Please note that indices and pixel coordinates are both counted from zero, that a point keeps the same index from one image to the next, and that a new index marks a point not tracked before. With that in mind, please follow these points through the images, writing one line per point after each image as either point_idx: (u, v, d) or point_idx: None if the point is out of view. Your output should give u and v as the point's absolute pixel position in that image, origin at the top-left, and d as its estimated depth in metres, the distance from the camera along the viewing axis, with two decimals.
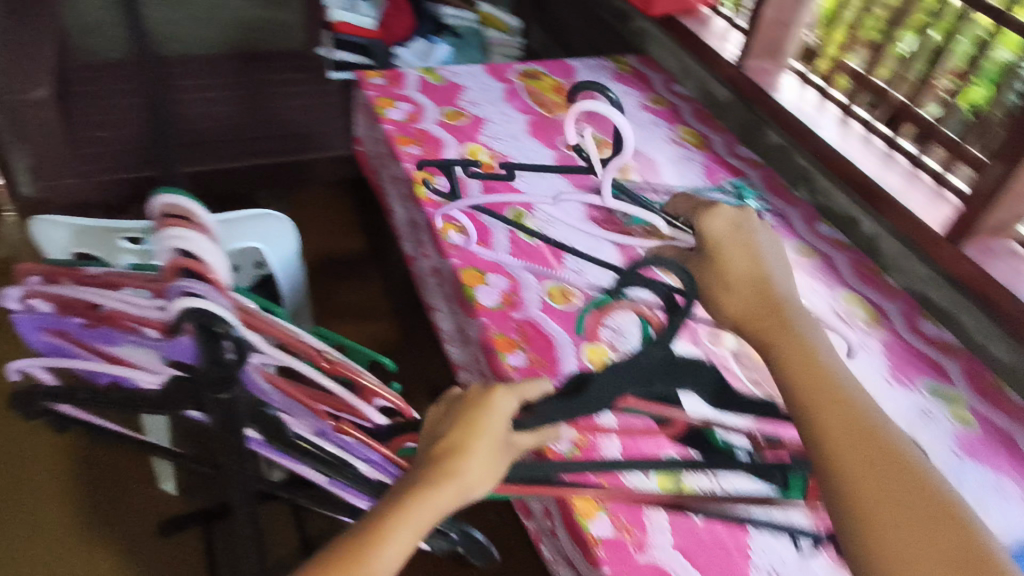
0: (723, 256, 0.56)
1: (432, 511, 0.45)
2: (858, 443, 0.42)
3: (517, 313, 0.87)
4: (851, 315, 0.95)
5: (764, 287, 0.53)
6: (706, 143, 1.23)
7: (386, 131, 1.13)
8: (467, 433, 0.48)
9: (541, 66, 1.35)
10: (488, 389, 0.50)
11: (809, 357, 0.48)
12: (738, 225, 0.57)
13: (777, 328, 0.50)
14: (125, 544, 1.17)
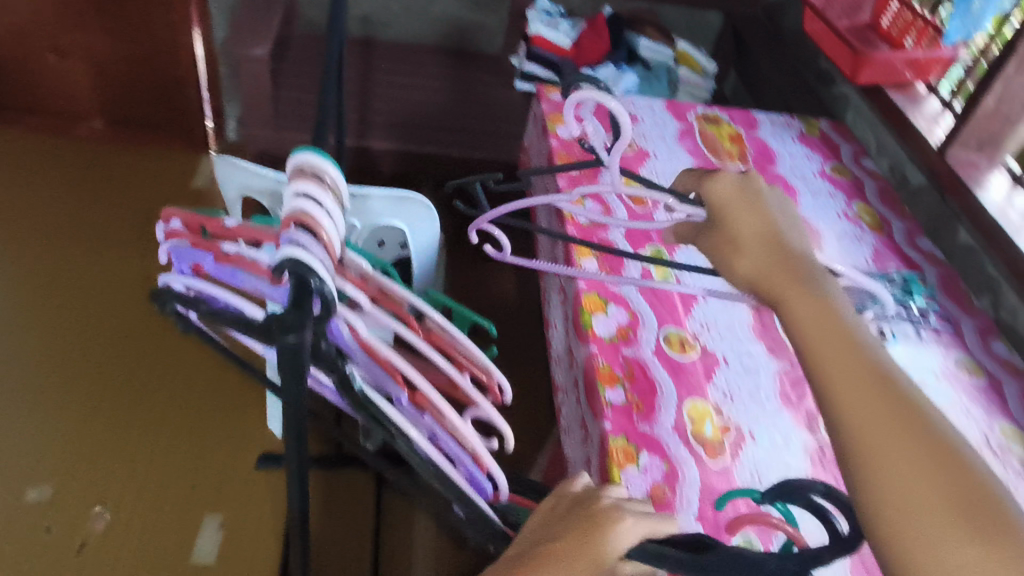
0: (729, 215, 0.64)
1: None
2: (882, 416, 0.46)
3: (629, 350, 0.85)
4: (1004, 450, 0.83)
5: (772, 240, 0.61)
6: (884, 226, 1.13)
7: (550, 145, 1.15)
8: (574, 546, 0.50)
9: (725, 113, 1.31)
10: (617, 516, 0.51)
11: (844, 354, 0.50)
12: (740, 193, 0.65)
13: (782, 284, 0.57)
14: (222, 467, 1.25)
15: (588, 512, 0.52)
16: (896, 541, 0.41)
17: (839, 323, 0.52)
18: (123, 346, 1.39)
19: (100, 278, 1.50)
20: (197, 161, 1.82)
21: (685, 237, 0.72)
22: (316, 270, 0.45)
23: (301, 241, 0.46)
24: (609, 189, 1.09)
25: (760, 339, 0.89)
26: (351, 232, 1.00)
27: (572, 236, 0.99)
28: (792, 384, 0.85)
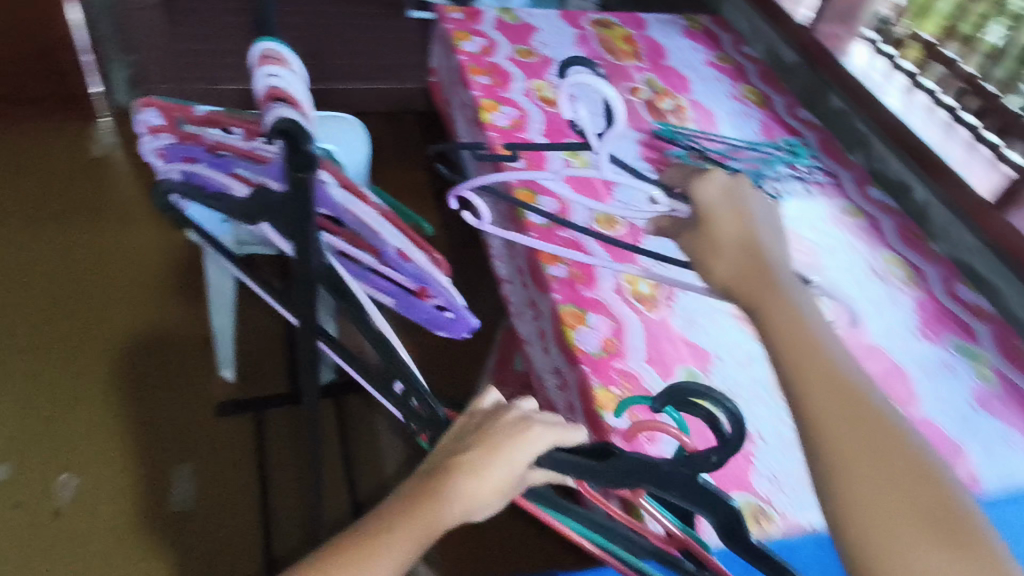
0: (711, 220, 0.56)
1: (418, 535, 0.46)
2: (858, 424, 0.39)
3: (564, 232, 0.93)
4: (887, 272, 0.98)
5: (753, 250, 0.53)
6: (767, 102, 1.25)
7: (459, 60, 1.20)
8: (480, 455, 0.49)
9: (616, 17, 1.38)
10: (526, 425, 0.51)
11: (815, 354, 0.43)
12: (728, 194, 0.57)
13: (762, 291, 0.49)
14: (182, 419, 1.27)
15: (496, 425, 0.51)
16: (870, 564, 0.36)
17: (812, 328, 0.45)
18: (54, 321, 1.37)
19: (13, 258, 1.45)
20: (91, 131, 1.76)
21: (664, 232, 0.65)
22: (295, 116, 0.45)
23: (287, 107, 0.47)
24: (521, 95, 1.15)
25: None
26: None
27: (495, 140, 1.05)
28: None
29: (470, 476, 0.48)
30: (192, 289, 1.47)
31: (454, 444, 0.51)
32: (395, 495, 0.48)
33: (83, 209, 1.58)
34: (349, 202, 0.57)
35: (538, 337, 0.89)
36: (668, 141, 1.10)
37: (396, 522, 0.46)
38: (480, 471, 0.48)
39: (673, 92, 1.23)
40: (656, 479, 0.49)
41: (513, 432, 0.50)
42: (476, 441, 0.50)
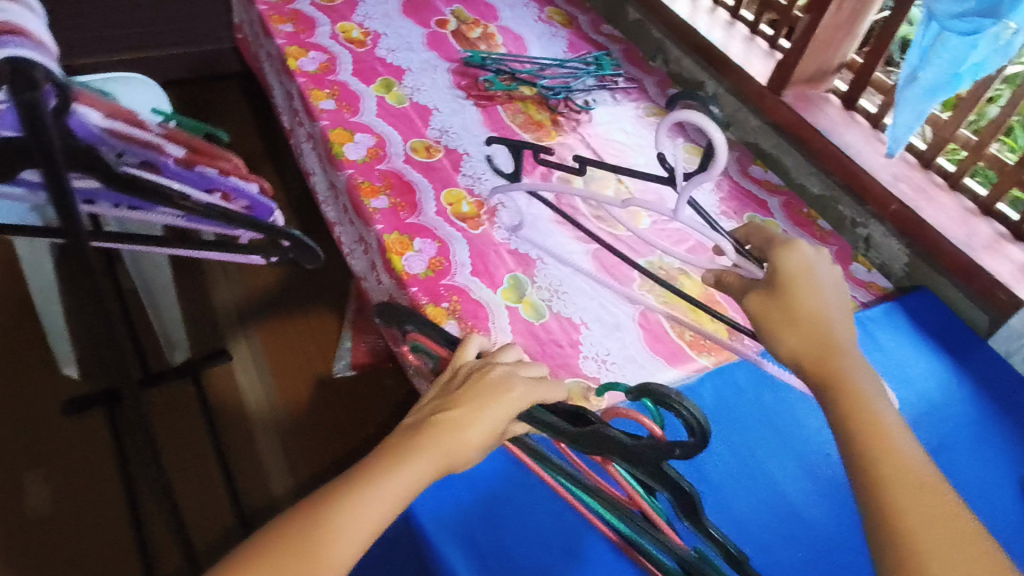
0: (788, 288, 0.53)
1: (412, 486, 0.46)
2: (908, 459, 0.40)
3: (383, 165, 0.95)
4: (689, 163, 1.06)
5: (825, 328, 0.50)
6: (573, 21, 1.30)
7: (259, 11, 1.17)
8: (472, 408, 0.50)
9: None
10: (509, 381, 0.52)
11: (862, 393, 0.45)
12: (815, 263, 0.55)
13: (841, 367, 0.47)
14: (25, 422, 1.21)
15: (482, 380, 0.52)
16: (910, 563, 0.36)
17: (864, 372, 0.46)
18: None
19: None
20: None
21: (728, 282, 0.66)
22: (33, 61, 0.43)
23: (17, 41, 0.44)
24: (328, 38, 1.15)
25: (492, 131, 1.04)
26: None
27: (304, 85, 1.04)
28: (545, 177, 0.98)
29: (460, 428, 0.49)
30: (16, 289, 1.38)
31: (444, 396, 0.52)
32: (394, 440, 0.48)
33: None
34: (119, 125, 0.54)
35: (371, 268, 0.90)
36: (477, 67, 1.14)
37: (397, 468, 0.45)
38: (475, 418, 0.49)
39: (481, 20, 1.25)
40: (623, 454, 0.51)
41: (500, 388, 0.51)
42: (469, 395, 0.51)
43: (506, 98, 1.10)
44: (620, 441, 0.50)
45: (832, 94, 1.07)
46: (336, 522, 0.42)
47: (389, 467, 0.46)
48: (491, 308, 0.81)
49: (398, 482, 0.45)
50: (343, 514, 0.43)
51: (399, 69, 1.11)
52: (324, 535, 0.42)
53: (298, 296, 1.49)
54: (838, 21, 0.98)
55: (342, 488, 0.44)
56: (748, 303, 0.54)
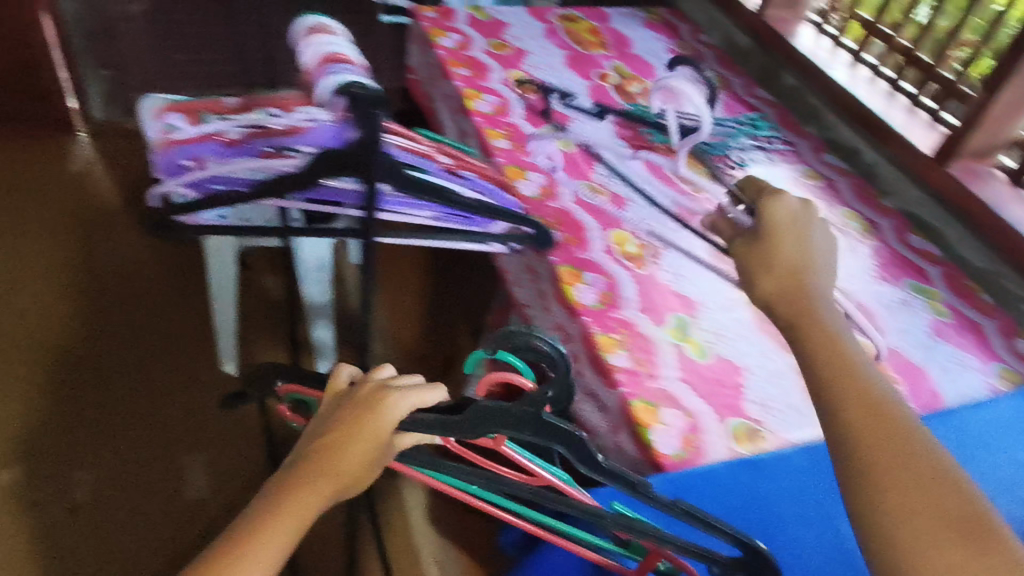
0: (776, 238, 0.65)
1: (303, 511, 0.54)
2: (884, 433, 0.45)
3: (554, 204, 1.01)
4: (846, 226, 1.08)
5: (803, 269, 0.61)
6: (726, 83, 1.35)
7: (438, 54, 1.26)
8: (351, 428, 0.57)
9: (580, 11, 1.47)
10: (384, 396, 0.59)
11: (848, 363, 0.50)
12: (797, 220, 0.67)
13: (807, 308, 0.57)
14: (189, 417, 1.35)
15: (360, 399, 0.59)
16: (879, 526, 0.42)
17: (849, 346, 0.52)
18: (53, 335, 1.44)
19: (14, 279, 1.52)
20: (69, 149, 1.82)
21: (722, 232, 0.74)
22: (353, 76, 0.49)
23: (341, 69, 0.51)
24: (500, 83, 1.22)
25: (654, 180, 1.09)
26: None
27: (481, 124, 1.11)
28: (683, 216, 1.03)
29: (343, 453, 0.56)
30: (191, 296, 1.55)
31: (326, 422, 0.59)
32: (283, 475, 0.55)
33: (69, 228, 1.65)
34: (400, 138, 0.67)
35: (538, 298, 0.96)
36: (640, 120, 1.20)
37: (281, 499, 0.53)
38: (352, 439, 0.57)
39: (640, 77, 1.32)
40: (511, 422, 0.55)
41: (374, 408, 0.58)
42: (348, 418, 0.58)
43: (666, 150, 1.15)
44: (501, 406, 0.56)
45: (1000, 170, 1.08)
46: (241, 560, 0.50)
47: (275, 506, 0.53)
48: (657, 343, 0.84)
49: (285, 518, 0.52)
50: (242, 556, 0.50)
51: (565, 116, 1.18)
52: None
53: (430, 321, 1.58)
54: (1013, 100, 1.02)
55: (239, 534, 0.51)
56: (739, 250, 0.68)
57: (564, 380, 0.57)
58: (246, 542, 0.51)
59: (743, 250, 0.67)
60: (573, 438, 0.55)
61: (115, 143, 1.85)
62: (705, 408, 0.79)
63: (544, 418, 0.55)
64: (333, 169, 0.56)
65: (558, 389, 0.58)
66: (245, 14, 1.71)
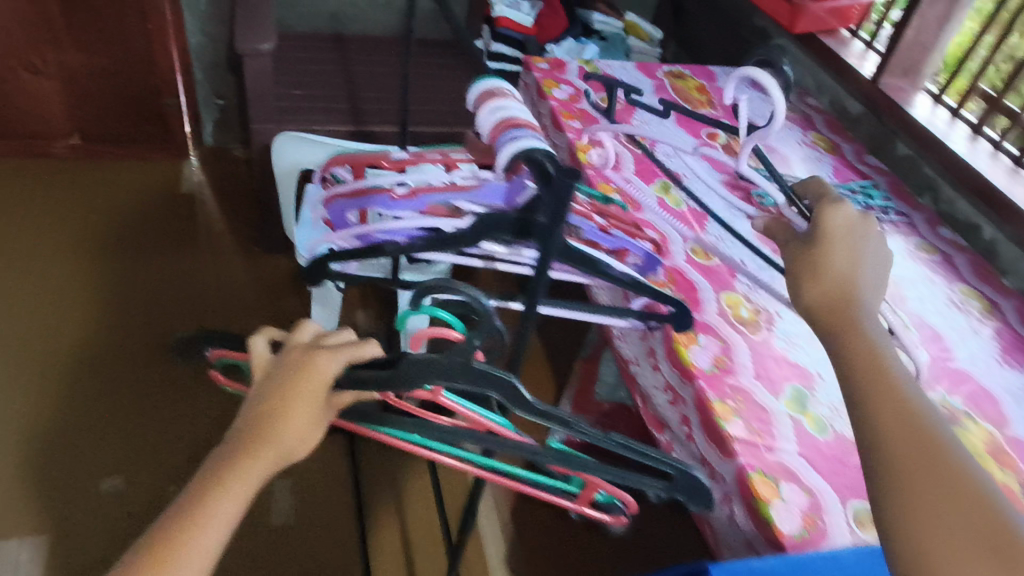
0: (828, 251, 0.69)
1: (260, 467, 0.60)
2: (911, 438, 0.50)
3: (666, 262, 1.00)
4: (966, 304, 1.04)
5: (848, 283, 0.66)
6: (836, 148, 1.34)
7: (550, 105, 1.28)
8: (295, 390, 0.64)
9: (687, 69, 1.48)
10: (315, 355, 0.67)
11: (883, 369, 0.56)
12: (853, 231, 0.70)
13: (850, 319, 0.62)
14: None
15: (298, 364, 0.66)
16: (906, 528, 0.47)
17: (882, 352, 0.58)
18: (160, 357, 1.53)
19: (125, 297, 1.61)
20: (179, 172, 1.91)
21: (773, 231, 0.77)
22: (539, 144, 0.51)
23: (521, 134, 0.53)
24: (611, 137, 1.24)
25: (766, 244, 1.07)
26: None
27: (593, 177, 1.13)
28: None
29: (288, 415, 0.63)
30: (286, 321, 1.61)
31: (265, 385, 0.66)
32: (235, 433, 0.62)
33: (175, 248, 1.73)
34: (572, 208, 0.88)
35: (647, 355, 0.96)
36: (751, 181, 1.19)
37: (238, 461, 0.60)
38: (294, 400, 0.64)
39: (749, 137, 1.31)
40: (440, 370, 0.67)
41: (312, 369, 0.66)
42: (289, 380, 0.65)
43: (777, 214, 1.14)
44: (431, 360, 0.67)
45: None
46: (207, 511, 0.56)
47: (232, 466, 0.59)
48: (774, 414, 0.83)
49: (240, 472, 0.59)
50: (203, 507, 0.57)
51: (675, 173, 1.19)
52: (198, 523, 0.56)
53: None
54: None
55: (198, 490, 0.58)
56: (794, 255, 0.72)
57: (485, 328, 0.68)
58: (209, 501, 0.57)
59: (795, 251, 0.72)
60: (505, 384, 0.68)
61: (221, 169, 1.94)
62: (827, 487, 0.76)
63: (472, 367, 0.67)
64: (507, 231, 0.59)
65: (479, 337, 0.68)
66: (355, 53, 1.78)
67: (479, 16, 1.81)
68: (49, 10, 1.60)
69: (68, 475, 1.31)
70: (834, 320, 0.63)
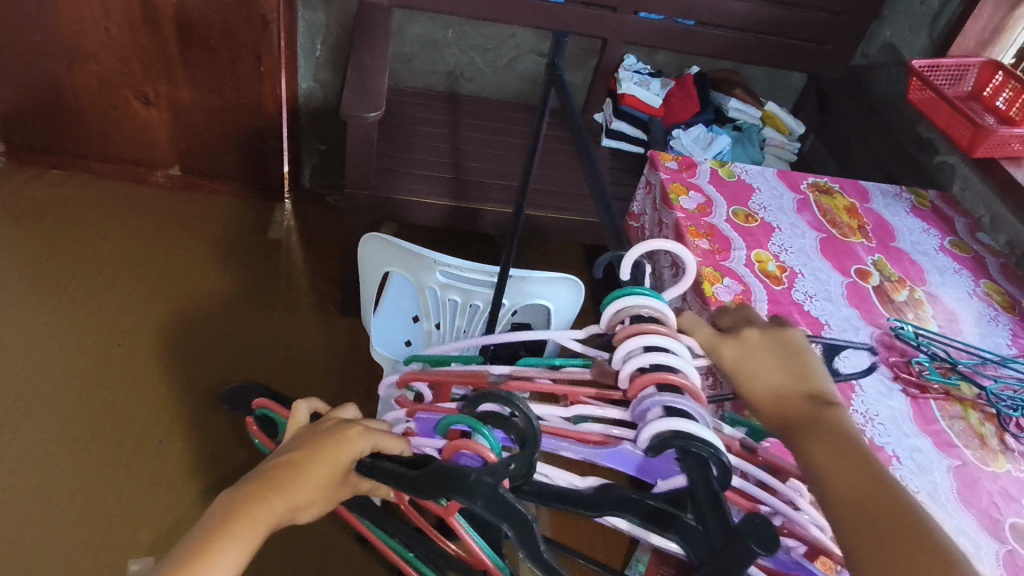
0: (745, 375, 0.55)
1: (274, 519, 0.50)
2: (873, 496, 0.46)
3: None
4: None
5: (796, 392, 0.54)
6: (1016, 306, 1.09)
7: (676, 218, 1.10)
8: (319, 454, 0.57)
9: (836, 183, 1.28)
10: (347, 428, 0.60)
11: (839, 422, 0.51)
12: (762, 341, 0.57)
13: (805, 415, 0.52)
14: (323, 549, 1.31)
15: (326, 432, 0.59)
16: None
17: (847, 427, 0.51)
18: (213, 417, 1.43)
19: (188, 342, 1.54)
20: (272, 215, 1.87)
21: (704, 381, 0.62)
22: (694, 431, 0.47)
23: (670, 399, 0.50)
24: (743, 265, 1.03)
25: (925, 432, 0.84)
26: (500, 310, 1.01)
27: None
28: (987, 516, 0.76)
29: (306, 473, 0.54)
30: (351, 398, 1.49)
31: (289, 446, 0.59)
32: (251, 476, 0.53)
33: (251, 298, 1.66)
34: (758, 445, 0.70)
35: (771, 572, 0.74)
36: (914, 345, 0.94)
37: (253, 507, 0.49)
38: (316, 461, 0.56)
39: (908, 281, 1.09)
40: (460, 485, 0.51)
41: (343, 436, 0.59)
42: (313, 442, 0.58)
43: (942, 394, 0.90)
44: (462, 470, 0.52)
45: None
46: (222, 547, 0.46)
47: (242, 510, 0.49)
48: None
49: (262, 511, 0.50)
50: (219, 550, 0.46)
51: (820, 322, 0.96)
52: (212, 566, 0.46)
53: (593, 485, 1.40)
54: None
55: (210, 533, 0.47)
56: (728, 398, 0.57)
57: (531, 455, 0.53)
58: (212, 548, 0.46)
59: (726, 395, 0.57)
60: (525, 524, 0.49)
61: (315, 217, 1.89)
62: None
63: (500, 492, 0.50)
64: (640, 513, 0.49)
65: (524, 464, 0.53)
66: (469, 117, 1.68)
67: (603, 90, 1.69)
68: (167, 44, 1.57)
69: (97, 540, 1.22)
70: (807, 420, 0.51)
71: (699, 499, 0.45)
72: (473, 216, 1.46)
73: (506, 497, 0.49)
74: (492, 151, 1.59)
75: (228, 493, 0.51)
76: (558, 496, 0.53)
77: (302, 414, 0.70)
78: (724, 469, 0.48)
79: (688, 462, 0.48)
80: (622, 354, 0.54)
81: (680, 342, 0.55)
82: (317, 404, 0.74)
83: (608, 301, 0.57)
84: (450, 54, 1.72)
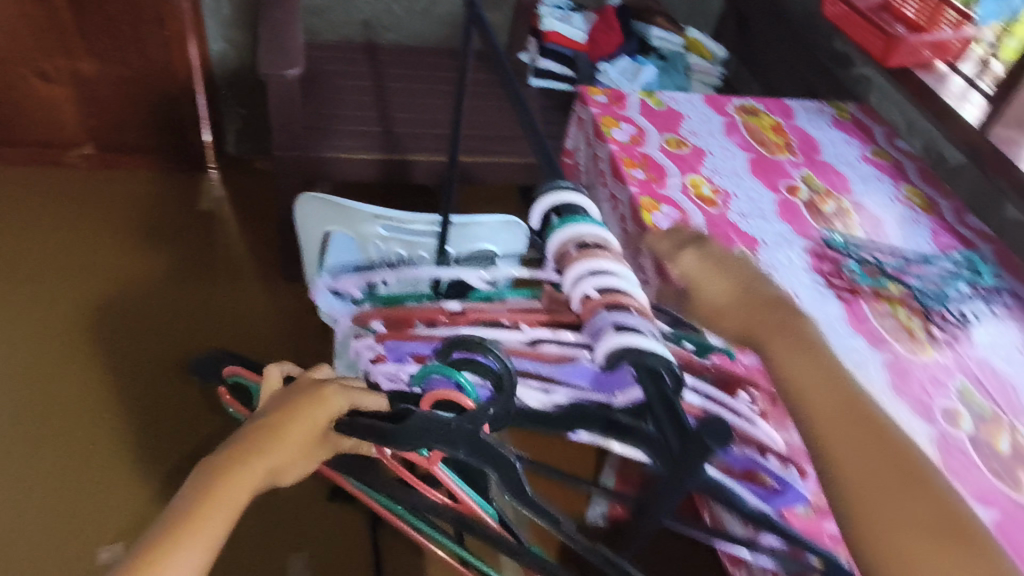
0: (709, 289, 0.61)
1: (250, 488, 0.50)
2: (829, 393, 0.50)
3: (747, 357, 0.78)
4: None
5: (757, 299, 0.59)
6: (933, 206, 1.15)
7: (610, 150, 1.11)
8: (296, 417, 0.56)
9: (761, 103, 1.31)
10: (326, 387, 0.59)
11: (799, 329, 0.56)
12: (723, 261, 0.63)
13: (764, 323, 0.57)
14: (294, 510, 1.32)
15: (303, 393, 0.58)
16: (851, 502, 0.45)
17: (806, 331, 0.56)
18: (165, 397, 1.40)
19: (129, 324, 1.49)
20: (198, 186, 1.80)
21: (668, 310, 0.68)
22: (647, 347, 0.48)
23: (619, 318, 0.51)
24: (679, 191, 1.06)
25: (859, 332, 0.89)
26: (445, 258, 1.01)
27: None
28: (915, 402, 0.81)
29: (281, 437, 0.54)
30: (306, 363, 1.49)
31: (265, 409, 0.58)
32: (225, 444, 0.53)
33: (188, 273, 1.61)
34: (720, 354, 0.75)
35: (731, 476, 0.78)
36: (837, 250, 1.01)
37: (227, 478, 0.49)
38: (292, 424, 0.55)
39: (834, 192, 1.13)
40: (441, 434, 0.53)
41: (320, 395, 0.58)
42: (288, 404, 0.57)
43: (871, 294, 0.95)
44: (441, 420, 0.53)
45: None
46: (187, 545, 0.46)
47: (214, 483, 0.49)
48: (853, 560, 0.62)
49: (217, 513, 0.48)
50: (192, 527, 0.46)
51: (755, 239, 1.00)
52: (184, 544, 0.46)
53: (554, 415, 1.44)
54: None
55: (183, 509, 0.47)
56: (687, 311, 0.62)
57: (511, 401, 0.52)
58: (187, 524, 0.46)
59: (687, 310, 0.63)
60: (508, 467, 0.52)
61: (244, 184, 1.83)
62: None
63: (480, 437, 0.52)
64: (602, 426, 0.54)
65: (505, 410, 0.53)
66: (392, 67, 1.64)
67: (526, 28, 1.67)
68: (62, 14, 1.48)
69: (61, 533, 1.20)
70: (769, 325, 0.56)
71: (656, 411, 0.47)
72: (408, 168, 1.44)
73: (487, 442, 0.52)
74: (419, 100, 1.57)
75: (195, 474, 0.50)
76: (532, 419, 0.57)
77: (275, 376, 0.70)
78: (676, 377, 0.49)
79: (640, 373, 0.48)
80: (573, 277, 0.55)
81: (623, 267, 0.56)
82: (288, 368, 0.74)
83: (554, 229, 0.58)
84: (365, 3, 1.66)
